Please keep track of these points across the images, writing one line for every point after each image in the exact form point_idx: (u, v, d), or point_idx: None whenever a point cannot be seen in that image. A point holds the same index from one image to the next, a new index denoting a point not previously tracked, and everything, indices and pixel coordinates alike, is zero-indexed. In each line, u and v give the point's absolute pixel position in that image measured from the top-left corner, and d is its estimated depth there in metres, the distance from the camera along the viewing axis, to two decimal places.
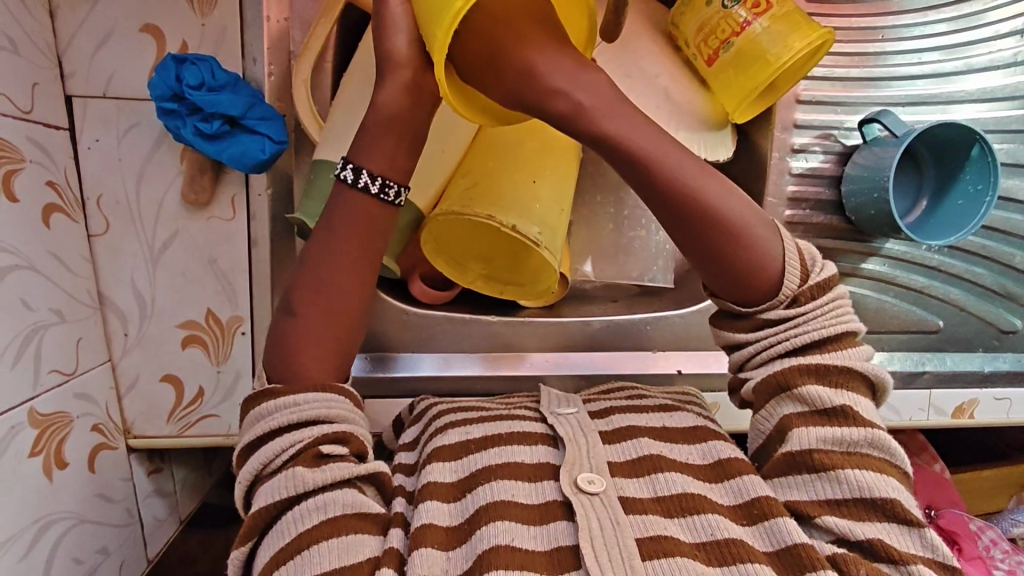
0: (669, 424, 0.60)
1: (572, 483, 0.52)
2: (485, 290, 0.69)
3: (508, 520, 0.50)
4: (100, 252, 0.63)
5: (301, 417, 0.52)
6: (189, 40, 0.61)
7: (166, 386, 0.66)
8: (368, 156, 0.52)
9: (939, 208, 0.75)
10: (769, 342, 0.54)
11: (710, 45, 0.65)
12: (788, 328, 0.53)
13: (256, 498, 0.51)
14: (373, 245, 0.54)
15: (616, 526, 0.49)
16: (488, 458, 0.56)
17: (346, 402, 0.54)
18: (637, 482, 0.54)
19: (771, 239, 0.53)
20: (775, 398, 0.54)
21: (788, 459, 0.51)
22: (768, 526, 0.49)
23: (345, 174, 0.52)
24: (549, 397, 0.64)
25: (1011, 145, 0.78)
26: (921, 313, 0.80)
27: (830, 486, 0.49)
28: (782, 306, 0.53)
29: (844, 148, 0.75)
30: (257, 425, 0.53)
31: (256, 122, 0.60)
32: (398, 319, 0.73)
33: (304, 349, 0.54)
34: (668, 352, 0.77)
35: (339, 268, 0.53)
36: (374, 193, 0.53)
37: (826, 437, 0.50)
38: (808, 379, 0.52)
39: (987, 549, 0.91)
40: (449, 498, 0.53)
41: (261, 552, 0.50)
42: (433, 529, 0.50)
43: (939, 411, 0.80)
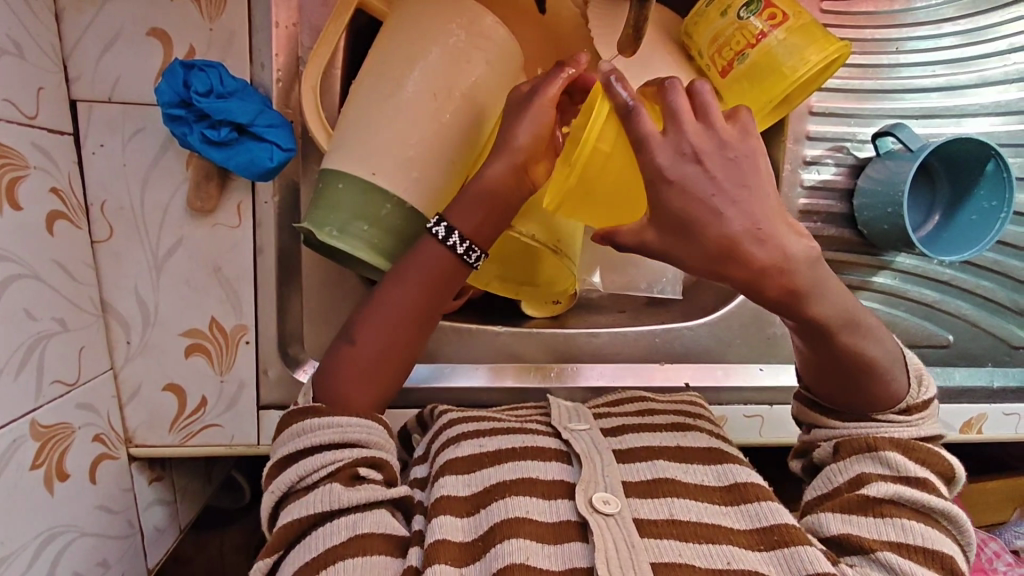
0: (684, 443, 0.59)
1: (587, 504, 0.51)
2: (499, 291, 0.68)
3: (525, 537, 0.49)
4: (104, 258, 0.62)
5: (342, 438, 0.55)
6: (197, 45, 0.60)
7: (170, 395, 0.65)
8: (459, 217, 0.57)
9: (951, 223, 0.74)
10: (856, 430, 0.58)
11: (724, 56, 0.65)
12: (887, 425, 0.58)
13: (290, 511, 0.52)
14: (436, 299, 0.59)
15: (630, 549, 0.48)
16: (502, 472, 0.55)
17: (383, 431, 0.58)
18: (650, 503, 0.53)
19: (903, 372, 0.58)
20: (858, 455, 0.56)
21: (857, 497, 0.53)
22: (785, 554, 0.49)
23: (437, 232, 0.57)
24: (562, 410, 0.63)
25: None
26: (931, 327, 0.79)
27: (898, 531, 0.51)
28: (894, 411, 0.58)
29: (857, 161, 0.74)
30: (297, 442, 0.55)
31: (264, 129, 0.59)
32: None
33: (350, 380, 0.58)
34: (676, 363, 0.76)
35: (404, 315, 0.59)
36: (459, 252, 0.58)
37: (909, 496, 0.53)
38: (892, 448, 0.55)
39: (991, 561, 0.91)
40: (463, 513, 0.53)
41: (285, 565, 0.50)
42: (448, 545, 0.50)
43: (948, 426, 0.78)
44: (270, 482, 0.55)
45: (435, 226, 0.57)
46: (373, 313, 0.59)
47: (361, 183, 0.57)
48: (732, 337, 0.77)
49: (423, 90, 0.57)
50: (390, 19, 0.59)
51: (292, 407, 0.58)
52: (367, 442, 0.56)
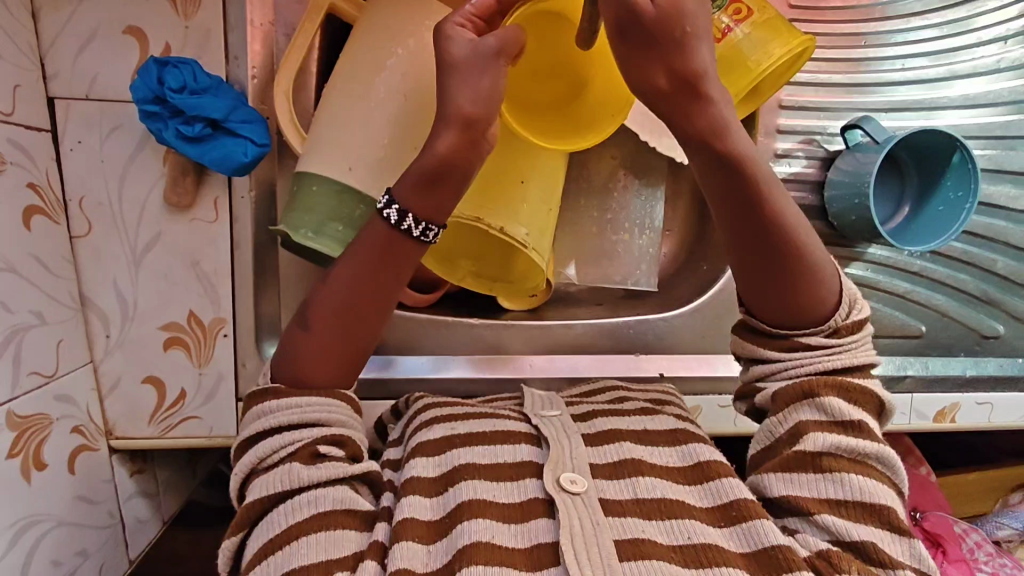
0: (650, 426, 0.60)
1: (555, 483, 0.53)
2: (473, 287, 0.69)
3: (487, 517, 0.51)
4: (82, 253, 0.63)
5: (301, 418, 0.55)
6: (173, 43, 0.61)
7: (149, 388, 0.66)
8: (411, 201, 0.54)
9: (920, 214, 0.75)
10: (803, 361, 0.55)
11: None
12: (824, 353, 0.55)
13: (252, 490, 0.53)
14: (380, 270, 0.56)
15: (595, 526, 0.49)
16: (472, 454, 0.56)
17: (343, 407, 0.57)
18: (616, 483, 0.54)
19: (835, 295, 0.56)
20: (795, 403, 0.55)
21: (796, 454, 0.53)
22: (745, 528, 0.50)
23: (389, 214, 0.54)
24: (533, 399, 0.64)
25: (993, 152, 0.79)
26: (903, 318, 0.81)
27: (834, 487, 0.51)
28: (822, 335, 0.56)
29: (827, 154, 0.76)
30: (257, 422, 0.56)
31: (239, 124, 0.60)
32: None
33: (313, 357, 0.57)
34: (651, 354, 0.77)
35: (345, 288, 0.57)
36: (415, 236, 0.55)
37: (839, 442, 0.52)
38: (831, 393, 0.54)
39: (972, 552, 0.92)
40: (431, 493, 0.54)
41: (250, 544, 0.52)
42: (413, 523, 0.51)
43: (920, 415, 0.79)
44: (233, 460, 0.56)
45: (386, 208, 0.54)
46: (328, 297, 0.57)
47: (336, 184, 0.59)
48: (706, 328, 0.78)
49: (392, 90, 0.58)
50: (360, 21, 0.61)
51: (257, 387, 0.58)
52: (327, 420, 0.56)
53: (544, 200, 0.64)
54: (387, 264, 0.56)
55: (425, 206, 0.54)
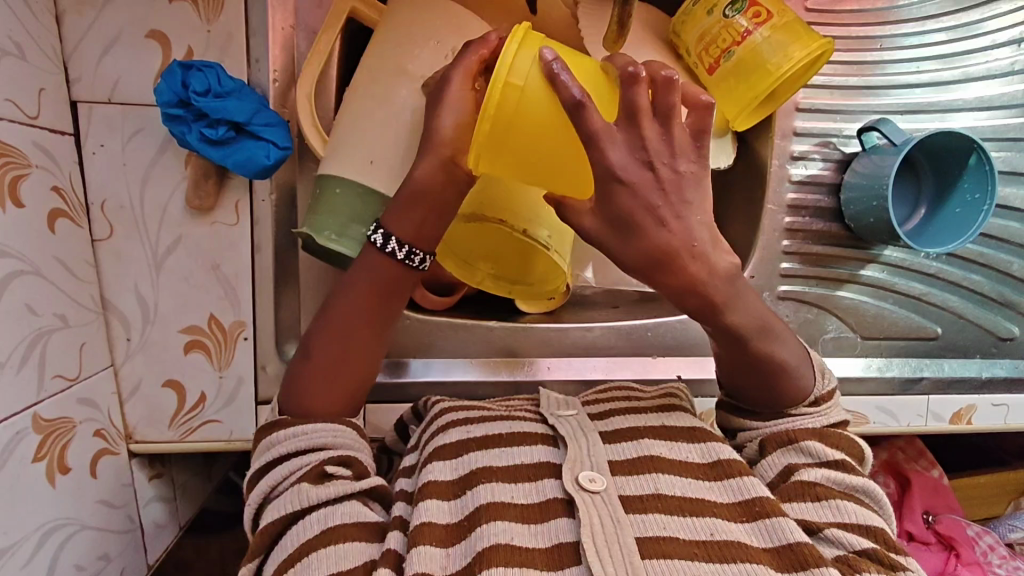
0: (668, 423, 0.60)
1: (573, 481, 0.53)
2: (493, 289, 0.70)
3: (507, 520, 0.51)
4: (104, 256, 0.63)
5: (309, 444, 0.56)
6: (195, 47, 0.61)
7: (169, 392, 0.66)
8: (398, 225, 0.56)
9: (936, 216, 0.75)
10: (787, 422, 0.60)
11: (711, 53, 0.66)
12: (804, 415, 0.61)
13: (265, 516, 0.54)
14: (382, 303, 0.59)
15: (616, 524, 0.49)
16: (489, 458, 0.56)
17: (353, 435, 0.59)
18: (635, 480, 0.54)
19: (809, 371, 0.61)
20: (782, 449, 0.58)
21: (792, 486, 0.55)
22: (767, 524, 0.51)
23: (375, 239, 0.57)
24: (549, 399, 0.64)
25: (1007, 153, 0.79)
26: (919, 320, 0.81)
27: (834, 512, 0.53)
28: (807, 404, 0.61)
29: (843, 156, 0.76)
30: (269, 451, 0.57)
31: (261, 127, 0.60)
32: (401, 325, 0.73)
33: (318, 389, 0.58)
34: (669, 357, 0.77)
35: (354, 323, 0.59)
36: (399, 258, 0.57)
37: (829, 475, 0.55)
38: (810, 437, 0.58)
39: (986, 555, 0.93)
40: (449, 496, 0.54)
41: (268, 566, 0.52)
42: (431, 526, 0.51)
43: (936, 416, 0.80)
44: (247, 495, 0.57)
45: (374, 234, 0.56)
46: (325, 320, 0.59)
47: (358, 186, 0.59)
48: None
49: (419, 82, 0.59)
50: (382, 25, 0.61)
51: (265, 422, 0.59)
52: (333, 446, 0.57)
53: None
54: (386, 299, 0.59)
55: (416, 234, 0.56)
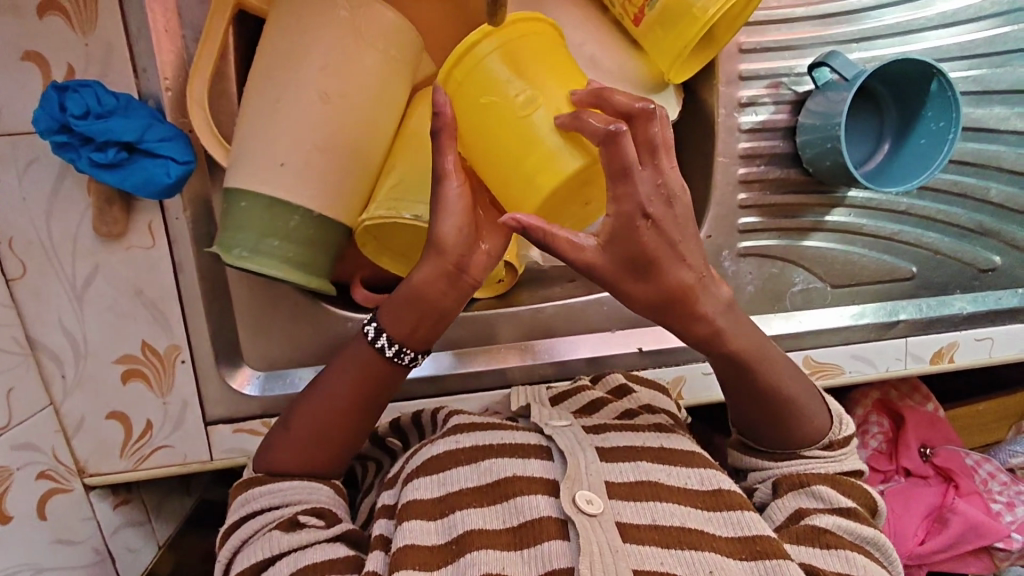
0: (667, 445, 0.61)
1: (571, 502, 0.54)
2: None
3: (494, 548, 0.53)
4: (21, 296, 0.61)
5: (283, 500, 0.57)
6: (76, 64, 0.57)
7: (114, 423, 0.65)
8: (394, 322, 0.58)
9: (901, 151, 0.70)
10: (797, 464, 0.62)
11: (634, 3, 0.60)
12: (822, 462, 0.62)
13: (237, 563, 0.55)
14: (363, 388, 0.60)
15: (614, 553, 0.51)
16: (474, 476, 0.58)
17: (327, 496, 0.59)
18: (631, 506, 0.56)
19: (822, 409, 0.64)
20: (794, 492, 0.60)
21: (804, 529, 0.56)
22: (767, 563, 0.52)
23: (368, 330, 0.59)
24: (541, 410, 0.64)
25: (978, 71, 0.73)
26: (892, 261, 0.76)
27: (838, 560, 0.54)
28: (819, 447, 0.63)
29: (795, 97, 0.70)
30: (245, 506, 0.58)
31: (156, 144, 0.56)
32: (341, 328, 0.67)
33: (287, 450, 0.59)
34: (624, 329, 0.76)
35: (340, 408, 0.59)
36: (388, 355, 0.59)
37: (840, 524, 0.57)
38: (822, 482, 0.60)
39: (986, 483, 0.92)
40: (433, 517, 0.56)
41: None
42: (414, 551, 0.53)
43: (915, 358, 0.78)
44: (218, 547, 0.58)
45: (368, 325, 0.59)
46: (313, 407, 0.60)
47: (268, 200, 0.55)
48: None
49: (326, 71, 0.55)
50: (273, 16, 0.57)
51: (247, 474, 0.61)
52: (312, 501, 0.58)
53: None
54: (367, 385, 0.59)
55: (407, 333, 0.58)
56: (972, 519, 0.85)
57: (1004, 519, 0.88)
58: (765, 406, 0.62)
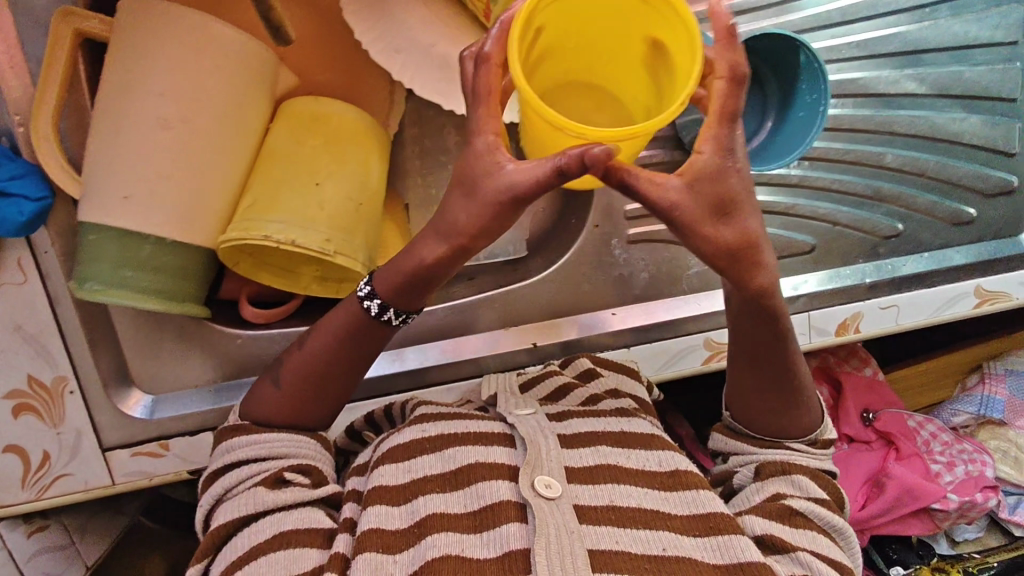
0: (625, 429, 0.59)
1: (531, 488, 0.52)
2: (321, 292, 0.69)
3: (453, 530, 0.50)
4: None
5: (267, 450, 0.56)
6: None
7: (11, 457, 0.65)
8: (391, 293, 0.54)
9: (783, 127, 0.69)
10: (783, 454, 0.60)
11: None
12: (805, 454, 0.60)
13: (218, 515, 0.54)
14: (354, 342, 0.58)
15: (570, 534, 0.49)
16: (432, 464, 0.55)
17: (310, 445, 0.59)
18: (591, 489, 0.53)
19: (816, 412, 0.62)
20: (773, 477, 0.58)
21: (777, 505, 0.55)
22: (719, 542, 0.51)
23: (369, 305, 0.55)
24: (506, 398, 0.62)
25: (863, 35, 0.71)
26: (789, 235, 0.75)
27: (800, 536, 0.53)
28: (806, 442, 0.61)
29: None
30: (225, 454, 0.57)
31: (7, 183, 0.57)
32: (231, 345, 0.69)
33: (269, 400, 0.59)
34: (520, 325, 0.74)
35: (341, 360, 0.59)
36: (382, 321, 0.56)
37: (809, 508, 0.55)
38: (800, 471, 0.58)
39: (927, 444, 0.95)
40: (398, 502, 0.53)
41: (217, 562, 0.52)
42: (379, 534, 0.51)
43: (818, 331, 0.78)
44: (199, 492, 0.57)
45: (367, 299, 0.56)
46: (319, 357, 0.59)
47: (113, 230, 0.55)
48: (582, 281, 0.73)
49: (168, 95, 0.54)
50: (116, 40, 0.55)
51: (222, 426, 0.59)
52: (291, 454, 0.57)
53: (345, 197, 0.60)
54: (360, 338, 0.58)
55: (405, 300, 0.54)
56: (907, 483, 0.88)
57: (942, 480, 0.91)
58: (763, 389, 0.60)
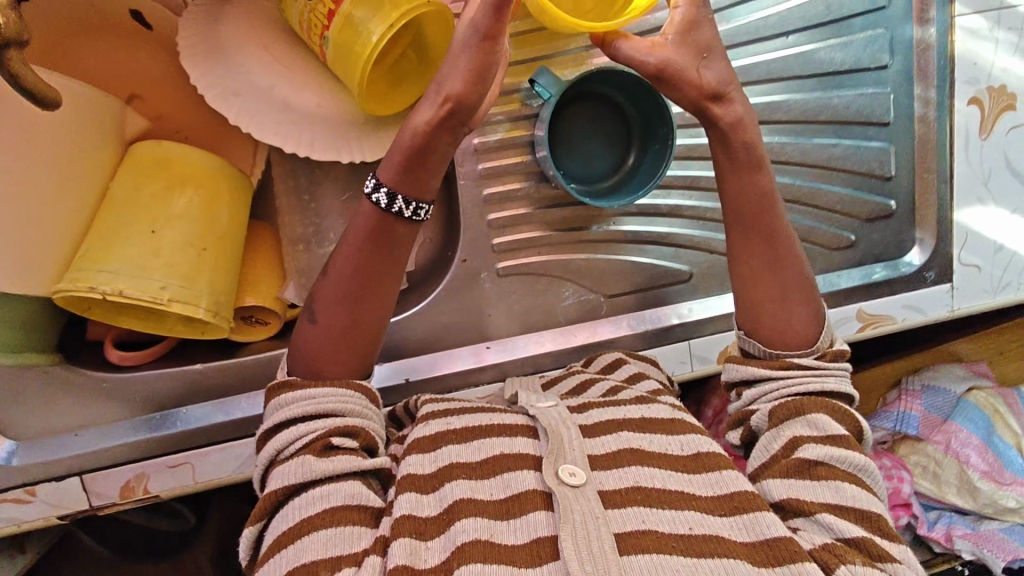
0: (647, 415, 0.59)
1: (555, 475, 0.51)
2: (189, 334, 0.67)
3: (481, 516, 0.50)
4: None
5: (317, 409, 0.55)
6: None
7: None
8: (398, 184, 0.55)
9: (641, 162, 0.69)
10: (786, 386, 0.60)
11: (315, 41, 0.60)
12: (809, 375, 0.60)
13: (270, 481, 0.53)
14: (376, 253, 0.57)
15: (596, 520, 0.49)
16: (466, 452, 0.55)
17: (361, 398, 0.57)
18: (614, 472, 0.53)
19: (811, 316, 0.63)
20: (787, 421, 0.58)
21: (796, 463, 0.55)
22: (746, 520, 0.51)
23: (378, 198, 0.56)
24: (527, 394, 0.62)
25: None
26: (666, 263, 0.75)
27: (827, 492, 0.53)
28: (826, 356, 0.62)
29: (531, 112, 0.69)
30: (276, 413, 0.56)
31: None
32: (97, 388, 0.69)
33: (315, 345, 0.58)
34: (394, 360, 0.73)
35: (365, 280, 0.57)
36: (408, 216, 0.56)
37: (830, 454, 0.55)
38: (821, 410, 0.57)
39: None
40: (427, 489, 0.53)
41: (267, 534, 0.52)
42: (411, 518, 0.51)
43: (702, 360, 0.77)
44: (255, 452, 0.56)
45: (374, 192, 0.56)
46: (336, 276, 0.58)
47: None
48: (458, 312, 0.73)
49: None
50: None
51: (275, 380, 0.58)
52: (340, 411, 0.56)
53: (183, 243, 0.60)
54: (380, 247, 0.57)
55: (416, 186, 0.56)
56: None
57: None
58: (764, 286, 0.62)
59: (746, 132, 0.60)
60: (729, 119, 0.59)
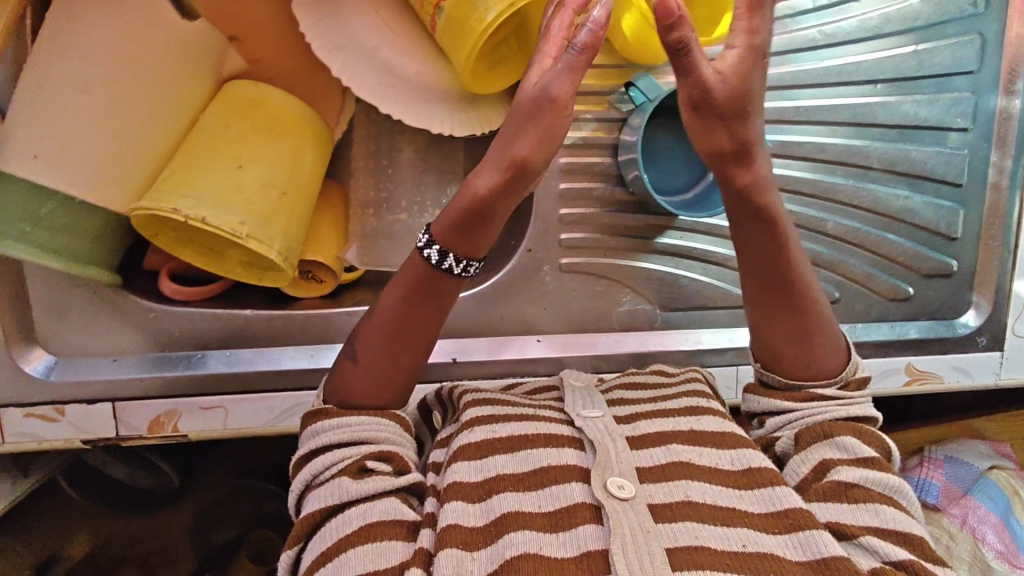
0: (697, 428, 0.56)
1: (603, 488, 0.49)
2: (245, 277, 0.67)
3: (531, 528, 0.48)
4: None
5: (352, 436, 0.55)
6: None
7: None
8: (454, 244, 0.56)
9: (717, 181, 0.70)
10: (814, 411, 0.57)
11: (427, 10, 0.61)
12: (840, 403, 0.58)
13: (307, 504, 0.53)
14: (429, 301, 0.59)
15: (645, 535, 0.46)
16: (513, 463, 0.53)
17: (391, 425, 0.57)
18: (664, 486, 0.50)
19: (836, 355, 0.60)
20: (820, 444, 0.55)
21: (828, 486, 0.52)
22: (801, 538, 0.47)
23: (429, 254, 0.57)
24: (573, 394, 0.60)
25: (813, 99, 0.72)
26: (725, 286, 0.75)
27: (868, 516, 0.50)
28: (854, 386, 0.60)
29: (619, 116, 0.70)
30: (310, 441, 0.56)
31: None
32: (145, 318, 0.68)
33: (356, 381, 0.58)
34: (443, 339, 0.72)
35: (414, 320, 0.59)
36: (457, 272, 0.57)
37: (865, 477, 0.52)
38: (847, 431, 0.55)
39: None
40: (473, 499, 0.51)
41: (306, 556, 0.51)
42: (458, 530, 0.48)
43: None
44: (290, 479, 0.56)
45: (426, 247, 0.57)
46: (384, 314, 0.59)
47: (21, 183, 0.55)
48: (513, 301, 0.73)
49: None
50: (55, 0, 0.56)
51: (309, 409, 0.59)
52: (376, 439, 0.56)
53: (265, 184, 0.60)
54: (429, 291, 0.58)
55: (467, 245, 0.56)
56: None
57: None
58: (784, 326, 0.60)
59: (763, 190, 0.57)
60: (749, 183, 0.56)
